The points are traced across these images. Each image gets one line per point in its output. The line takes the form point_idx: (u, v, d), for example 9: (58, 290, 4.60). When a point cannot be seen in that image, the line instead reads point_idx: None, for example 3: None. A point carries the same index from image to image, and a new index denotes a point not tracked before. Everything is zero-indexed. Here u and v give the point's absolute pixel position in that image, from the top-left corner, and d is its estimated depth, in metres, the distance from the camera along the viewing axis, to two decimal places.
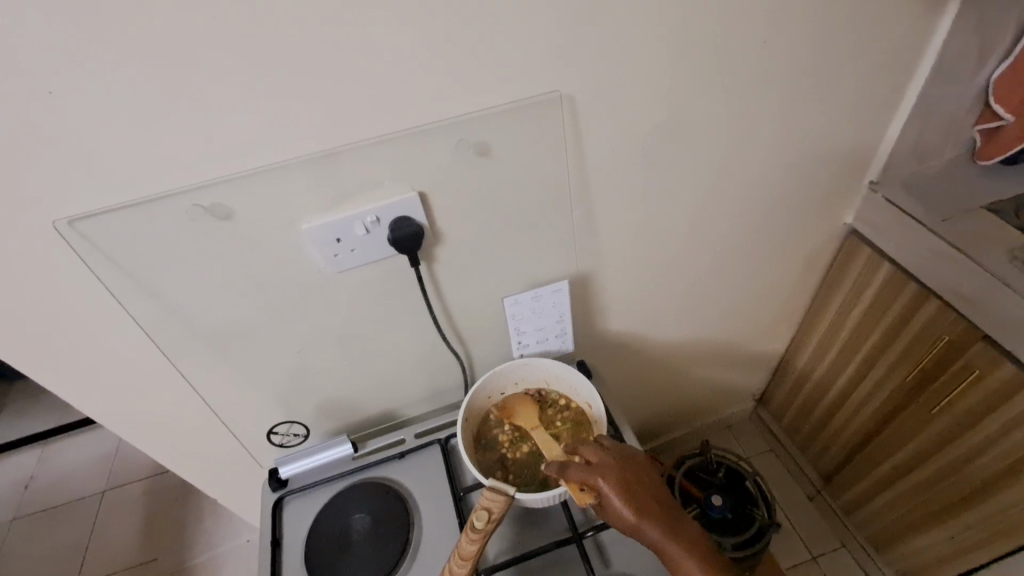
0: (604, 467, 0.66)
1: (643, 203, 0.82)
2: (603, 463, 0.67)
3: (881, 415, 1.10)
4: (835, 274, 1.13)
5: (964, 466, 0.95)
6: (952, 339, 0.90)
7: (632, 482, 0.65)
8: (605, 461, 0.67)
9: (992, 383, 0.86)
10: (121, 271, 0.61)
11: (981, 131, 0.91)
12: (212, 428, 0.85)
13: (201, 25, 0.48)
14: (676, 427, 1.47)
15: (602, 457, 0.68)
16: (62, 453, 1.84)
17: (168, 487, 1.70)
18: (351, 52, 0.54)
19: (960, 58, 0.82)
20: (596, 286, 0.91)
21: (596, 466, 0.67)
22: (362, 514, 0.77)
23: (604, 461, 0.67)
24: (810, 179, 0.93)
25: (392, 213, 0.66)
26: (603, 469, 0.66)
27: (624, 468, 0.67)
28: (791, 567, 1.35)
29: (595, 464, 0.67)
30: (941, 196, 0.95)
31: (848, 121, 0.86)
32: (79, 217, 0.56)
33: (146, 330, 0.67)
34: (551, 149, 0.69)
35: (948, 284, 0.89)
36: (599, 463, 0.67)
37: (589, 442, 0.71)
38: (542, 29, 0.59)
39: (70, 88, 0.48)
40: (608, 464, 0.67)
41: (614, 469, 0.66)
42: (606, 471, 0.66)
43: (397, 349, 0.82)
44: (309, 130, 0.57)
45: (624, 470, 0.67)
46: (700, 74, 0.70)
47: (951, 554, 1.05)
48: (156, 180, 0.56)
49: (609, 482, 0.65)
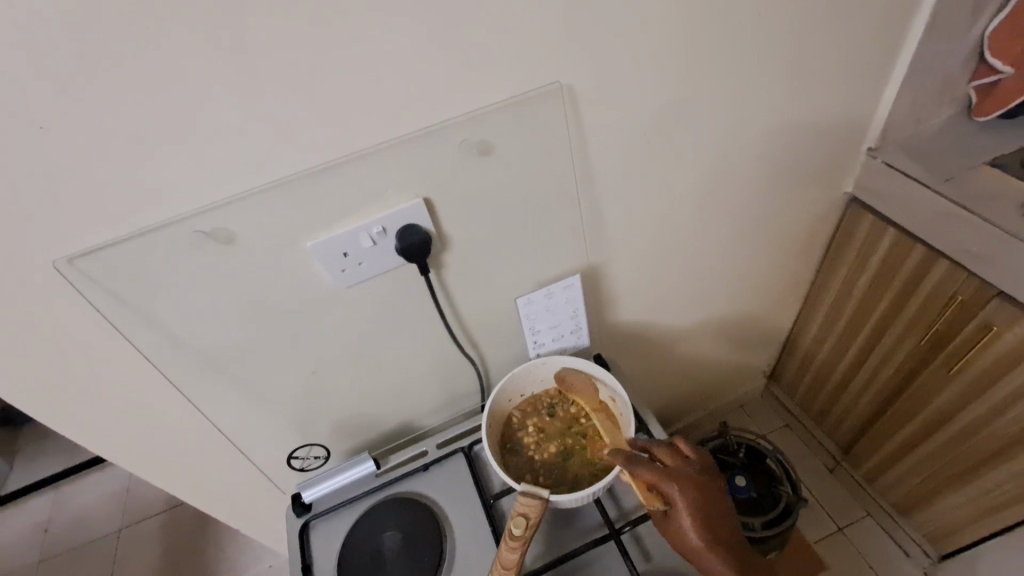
0: (680, 474, 0.64)
1: (648, 189, 0.80)
2: (679, 470, 0.65)
3: (897, 381, 1.10)
4: (840, 244, 1.13)
5: (990, 424, 0.95)
6: (966, 299, 0.90)
7: (706, 497, 0.63)
8: (681, 469, 0.65)
9: (1011, 338, 0.86)
10: (125, 306, 0.59)
11: (977, 86, 0.93)
12: (230, 457, 0.83)
13: (190, 42, 0.46)
14: (692, 411, 1.46)
15: (679, 465, 0.66)
16: (73, 495, 1.80)
17: (186, 518, 1.67)
18: (346, 59, 0.52)
19: (953, 15, 0.82)
20: (606, 278, 0.90)
21: (672, 471, 0.65)
22: (392, 531, 0.75)
23: (681, 469, 0.65)
24: (810, 150, 0.92)
25: (398, 223, 0.64)
26: (680, 477, 0.64)
27: (701, 480, 0.65)
28: (819, 540, 1.35)
29: (671, 470, 0.65)
30: (943, 155, 0.94)
31: (845, 90, 0.86)
32: (78, 254, 0.54)
33: (155, 363, 0.65)
34: (553, 142, 0.67)
35: (958, 244, 0.88)
36: (676, 471, 0.65)
37: (667, 445, 0.68)
38: (539, 20, 0.57)
39: (59, 121, 0.46)
40: (684, 472, 0.65)
41: (690, 479, 0.64)
42: (681, 480, 0.64)
43: (412, 360, 0.81)
44: (308, 144, 0.56)
45: (700, 483, 0.64)
46: (699, 54, 0.69)
47: (981, 513, 1.05)
48: (154, 208, 0.54)
49: (683, 493, 0.63)
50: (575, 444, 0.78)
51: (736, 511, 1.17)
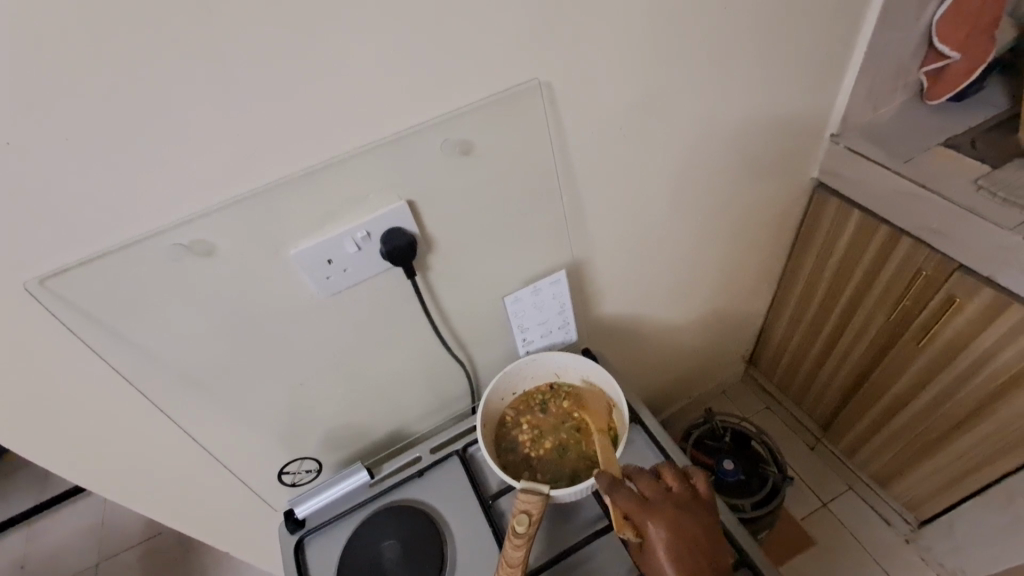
0: (657, 508, 0.62)
1: (626, 183, 0.82)
2: (657, 504, 0.63)
3: (870, 357, 1.14)
4: (808, 228, 1.17)
5: (958, 391, 0.99)
6: (930, 274, 0.94)
7: (684, 536, 0.60)
8: (659, 502, 0.63)
9: (974, 309, 0.90)
10: (101, 325, 0.57)
11: (927, 72, 0.97)
12: (218, 476, 0.80)
13: (160, 51, 0.44)
14: (676, 400, 1.49)
15: (658, 496, 0.63)
16: (46, 533, 1.70)
17: (168, 548, 1.61)
18: (323, 64, 0.51)
19: (903, 4, 0.86)
20: (589, 272, 0.91)
21: (648, 504, 0.62)
22: (392, 540, 0.74)
23: (660, 503, 0.63)
24: (778, 138, 0.95)
25: (382, 226, 0.63)
26: (656, 512, 0.62)
27: (680, 516, 0.61)
28: (805, 516, 1.39)
29: (649, 502, 0.63)
30: (900, 139, 0.99)
31: (808, 79, 0.89)
32: (50, 275, 0.51)
33: (136, 385, 0.63)
34: (532, 139, 0.68)
35: (919, 222, 0.92)
36: (654, 502, 0.63)
37: (650, 473, 0.66)
38: (515, 19, 0.57)
39: (24, 137, 0.44)
40: (663, 507, 0.62)
41: (668, 513, 0.61)
42: (657, 514, 0.61)
43: (400, 365, 0.80)
44: (286, 151, 0.54)
45: (678, 519, 0.61)
46: (669, 48, 0.70)
47: (955, 478, 1.10)
48: (129, 224, 0.52)
49: (657, 529, 0.60)
50: (571, 440, 0.79)
51: (726, 494, 1.19)
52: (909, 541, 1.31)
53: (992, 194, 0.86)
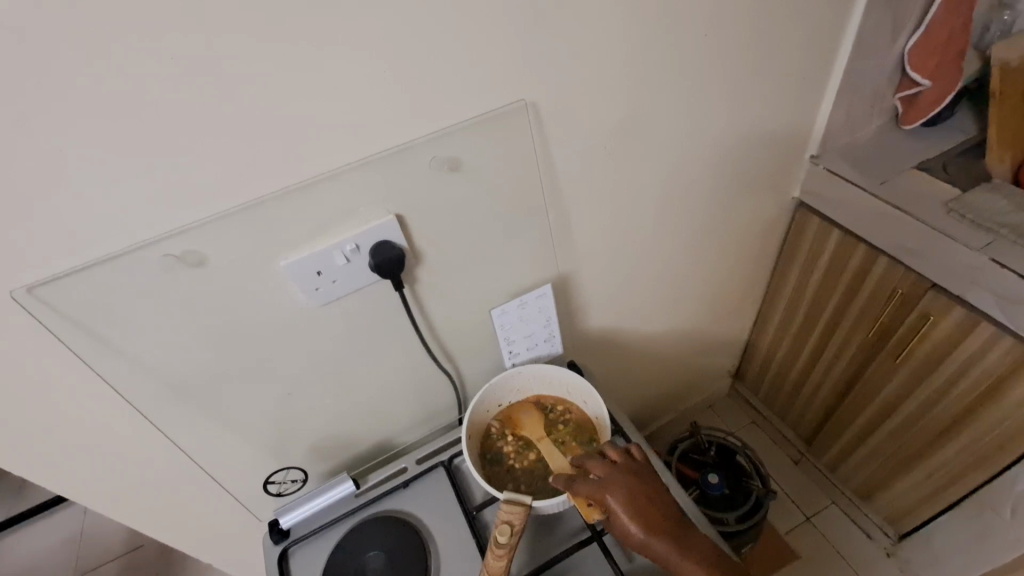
0: (610, 482, 0.65)
1: (611, 199, 0.84)
2: (610, 477, 0.66)
3: (850, 371, 1.16)
4: (790, 246, 1.20)
5: (934, 406, 1.01)
6: (905, 292, 0.97)
7: (641, 497, 0.63)
8: (611, 476, 0.66)
9: (947, 326, 0.93)
10: (88, 332, 0.57)
11: (901, 98, 1.02)
12: (201, 484, 0.80)
13: (152, 65, 0.46)
14: (663, 412, 1.51)
15: (608, 471, 0.66)
16: (20, 544, 1.68)
17: (148, 561, 1.59)
18: (313, 80, 0.52)
19: (876, 33, 0.90)
20: (575, 286, 0.92)
21: (601, 481, 0.65)
22: (376, 551, 0.74)
23: (614, 475, 0.66)
24: (758, 157, 0.98)
25: (371, 239, 0.65)
26: (609, 485, 0.64)
27: (632, 481, 0.65)
28: (789, 530, 1.40)
29: (602, 480, 0.65)
30: (877, 161, 1.02)
31: (787, 100, 0.92)
32: (40, 283, 0.52)
33: (120, 392, 0.63)
34: (519, 157, 0.70)
35: (893, 242, 0.95)
36: (606, 478, 0.66)
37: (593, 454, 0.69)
38: (500, 36, 0.59)
39: (15, 147, 0.45)
40: (613, 478, 0.65)
41: (621, 483, 0.64)
42: (611, 486, 0.64)
43: (387, 375, 0.80)
44: (277, 167, 0.56)
45: (631, 484, 0.65)
46: (651, 70, 0.73)
47: (932, 491, 1.11)
48: (122, 233, 0.53)
49: (615, 499, 0.63)
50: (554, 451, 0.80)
51: (713, 508, 1.20)
52: (890, 555, 1.32)
53: (961, 216, 0.89)
